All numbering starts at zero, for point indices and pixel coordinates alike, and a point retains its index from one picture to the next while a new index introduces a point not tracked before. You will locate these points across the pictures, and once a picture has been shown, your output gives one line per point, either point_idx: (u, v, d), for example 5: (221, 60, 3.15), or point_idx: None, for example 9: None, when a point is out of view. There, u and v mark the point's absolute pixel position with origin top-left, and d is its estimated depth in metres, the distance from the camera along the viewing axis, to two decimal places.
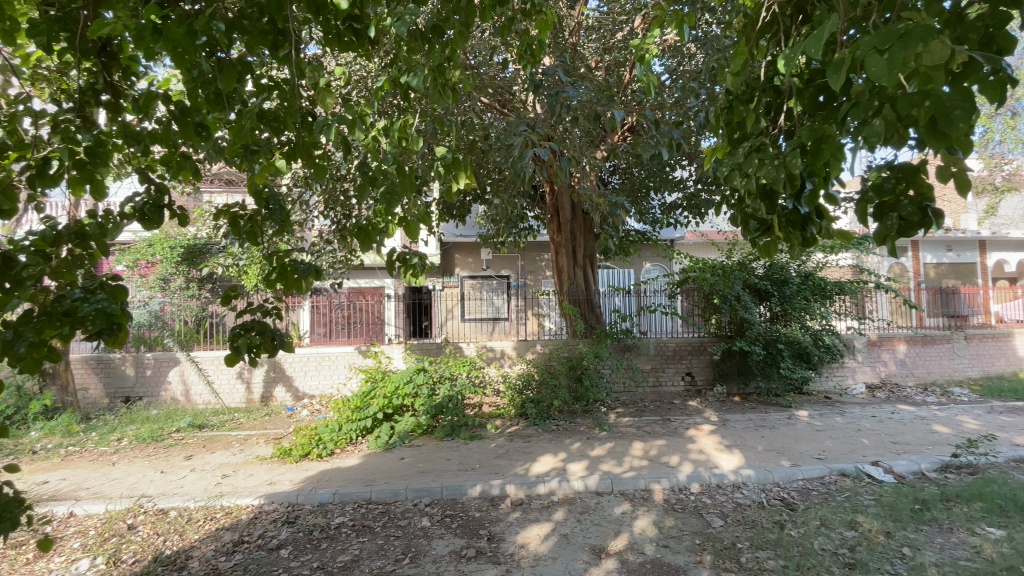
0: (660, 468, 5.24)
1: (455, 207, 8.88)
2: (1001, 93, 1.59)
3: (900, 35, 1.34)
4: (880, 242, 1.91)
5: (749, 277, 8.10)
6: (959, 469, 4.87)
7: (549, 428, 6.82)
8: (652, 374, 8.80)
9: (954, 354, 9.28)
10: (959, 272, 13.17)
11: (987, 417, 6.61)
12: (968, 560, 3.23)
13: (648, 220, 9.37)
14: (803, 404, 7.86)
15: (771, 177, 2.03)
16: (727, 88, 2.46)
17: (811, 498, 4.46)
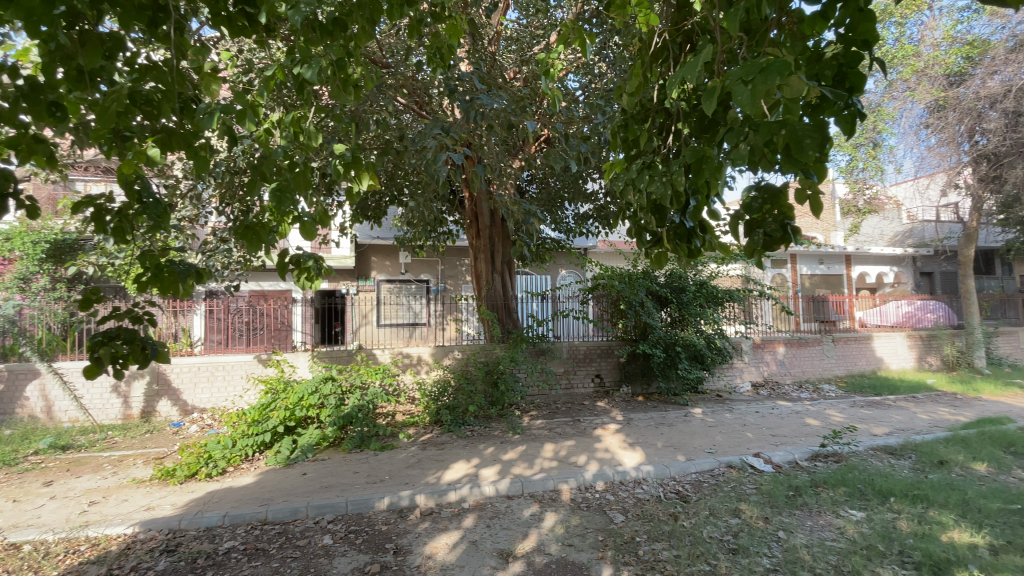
0: (568, 468, 5.40)
1: (369, 209, 8.55)
2: (852, 125, 1.80)
3: (762, 69, 1.47)
4: (749, 255, 2.11)
5: (652, 285, 8.66)
6: (825, 457, 5.51)
7: (464, 434, 6.77)
8: (564, 377, 9.07)
9: (823, 355, 10.52)
10: (830, 282, 14.97)
11: (849, 411, 7.56)
12: (834, 540, 3.62)
13: (562, 229, 9.66)
14: (699, 403, 8.49)
15: (660, 193, 2.18)
16: (624, 107, 2.61)
17: (702, 489, 4.82)
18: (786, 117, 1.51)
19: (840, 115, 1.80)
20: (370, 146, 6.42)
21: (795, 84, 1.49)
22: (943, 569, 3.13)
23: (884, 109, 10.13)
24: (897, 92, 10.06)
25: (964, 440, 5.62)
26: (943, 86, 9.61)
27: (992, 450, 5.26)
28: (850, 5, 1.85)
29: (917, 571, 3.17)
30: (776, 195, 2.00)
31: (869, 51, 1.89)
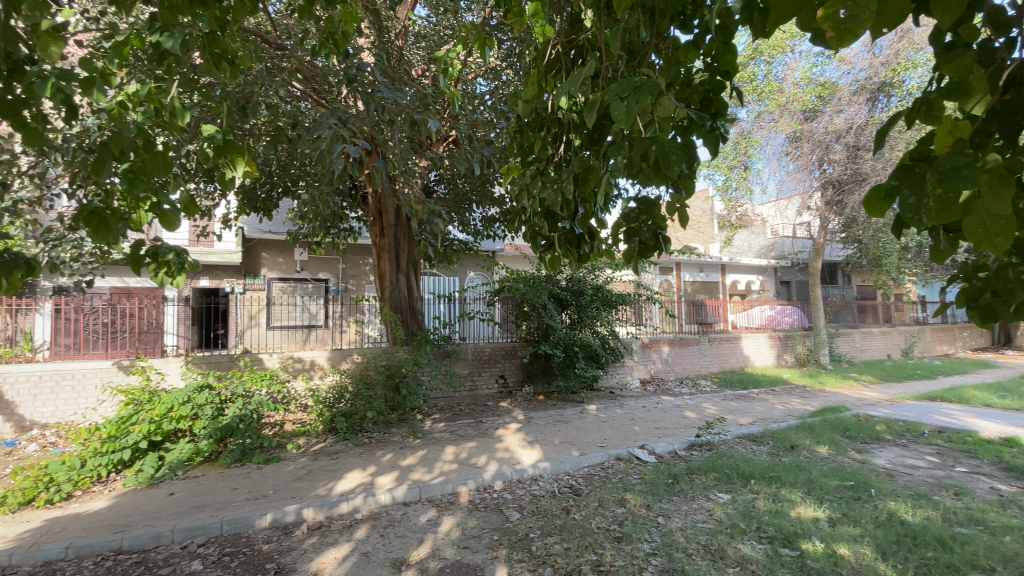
0: (468, 470, 5.39)
1: (258, 201, 7.87)
2: (715, 146, 2.00)
3: (636, 87, 1.56)
4: (627, 262, 2.26)
5: (554, 288, 9.00)
6: (700, 446, 6.08)
7: (360, 442, 6.48)
8: (468, 379, 9.03)
9: (701, 353, 11.63)
10: (708, 289, 16.58)
11: (721, 403, 8.43)
12: (704, 522, 3.98)
13: (470, 232, 9.66)
14: (595, 399, 8.94)
15: (551, 199, 2.25)
16: (520, 113, 2.66)
17: (593, 482, 5.07)
18: (656, 135, 1.62)
19: (707, 136, 1.98)
20: (261, 132, 5.93)
21: (665, 105, 1.61)
22: (790, 540, 3.57)
23: (753, 137, 11.56)
24: (764, 123, 11.48)
25: (809, 427, 6.50)
26: (800, 120, 11.15)
27: (830, 434, 6.15)
28: (715, 39, 2.07)
29: (770, 543, 3.58)
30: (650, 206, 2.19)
31: (730, 82, 2.12)
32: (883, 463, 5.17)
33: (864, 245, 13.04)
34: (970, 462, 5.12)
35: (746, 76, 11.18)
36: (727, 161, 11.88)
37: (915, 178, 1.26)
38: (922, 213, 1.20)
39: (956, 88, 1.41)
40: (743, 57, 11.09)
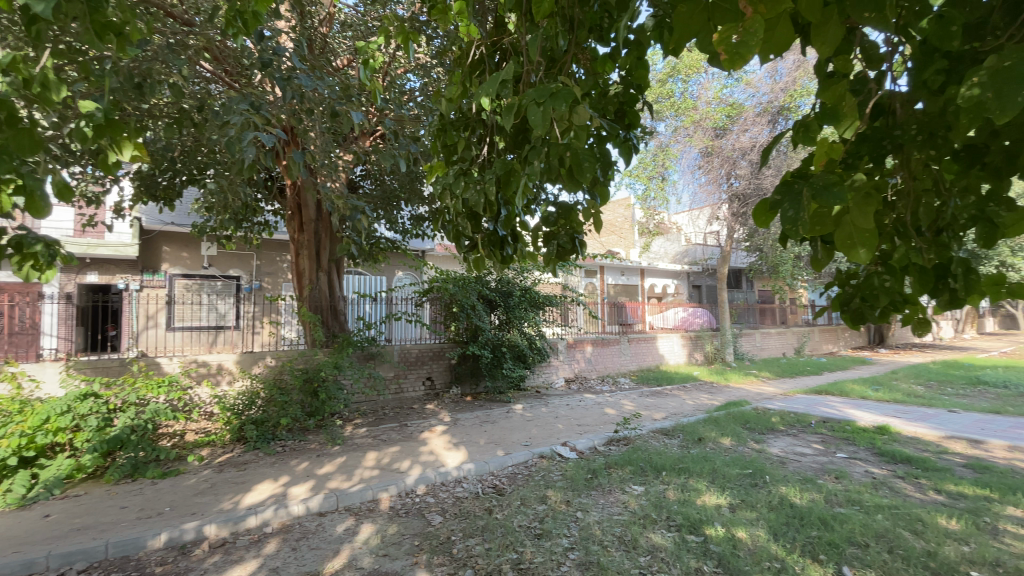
0: (390, 475, 5.24)
1: (157, 189, 7.14)
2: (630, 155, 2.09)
3: (551, 94, 1.60)
4: (546, 265, 2.31)
5: (482, 288, 9.00)
6: (618, 441, 6.35)
7: (273, 451, 6.08)
8: (393, 382, 8.80)
9: (622, 352, 12.18)
10: (629, 291, 17.40)
11: (638, 400, 8.89)
12: (620, 514, 4.16)
13: (398, 230, 9.42)
14: (521, 399, 9.06)
15: (474, 200, 2.25)
16: (443, 111, 2.63)
17: (516, 481, 5.13)
18: (570, 141, 1.66)
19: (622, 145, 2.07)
20: (162, 114, 5.39)
21: (580, 113, 1.66)
22: (695, 527, 3.82)
23: (670, 149, 12.33)
24: (680, 137, 12.27)
25: (716, 420, 7.02)
26: (711, 137, 12.06)
27: (734, 427, 6.67)
28: (629, 54, 2.17)
29: (678, 531, 3.81)
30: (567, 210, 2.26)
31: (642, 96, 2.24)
32: (777, 451, 5.70)
33: (764, 253, 14.34)
34: (848, 448, 5.77)
35: (665, 92, 11.77)
36: (647, 171, 12.50)
37: (794, 193, 1.38)
38: (799, 225, 1.31)
39: (830, 113, 1.58)
40: (663, 74, 11.74)
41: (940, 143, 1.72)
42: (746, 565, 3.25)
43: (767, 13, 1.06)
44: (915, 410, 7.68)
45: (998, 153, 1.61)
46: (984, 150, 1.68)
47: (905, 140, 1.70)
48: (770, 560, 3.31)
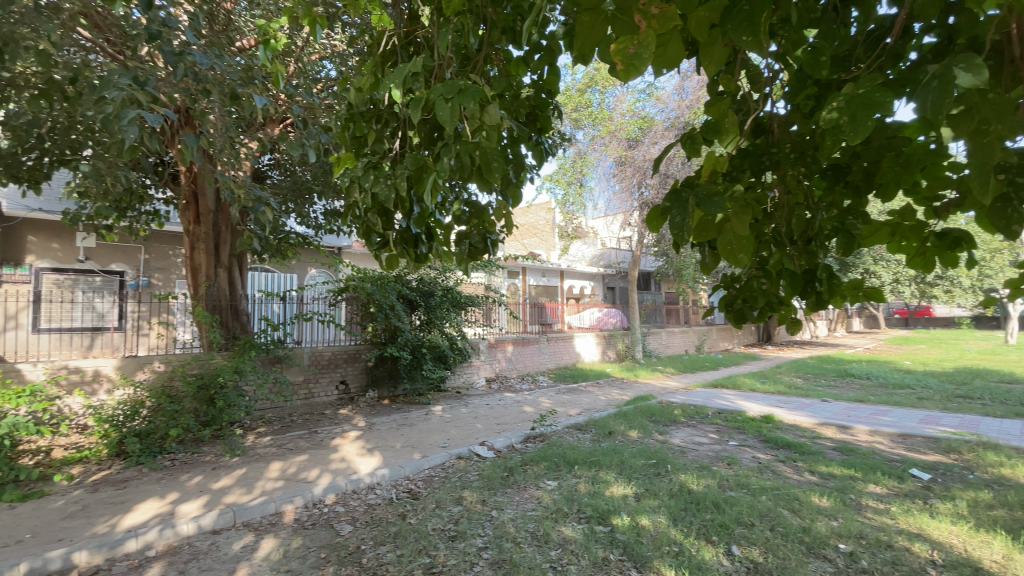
0: (296, 486, 4.93)
1: (19, 170, 6.02)
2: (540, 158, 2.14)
3: (459, 90, 1.58)
4: (459, 264, 2.31)
5: (402, 288, 8.75)
6: (534, 438, 6.48)
7: (160, 466, 5.48)
8: (303, 387, 8.33)
9: (541, 351, 12.46)
10: (549, 292, 17.84)
11: (556, 397, 9.14)
12: (534, 510, 4.23)
13: (310, 225, 8.84)
14: (440, 400, 8.93)
15: (384, 195, 2.17)
16: (352, 101, 2.51)
17: (432, 483, 5.04)
18: (479, 140, 1.66)
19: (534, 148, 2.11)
20: (25, 82, 4.65)
21: (489, 112, 1.66)
22: (604, 517, 3.99)
23: (587, 157, 12.91)
24: (597, 146, 12.87)
25: (625, 414, 7.40)
26: (625, 147, 12.73)
27: (641, 420, 7.08)
28: (543, 59, 2.22)
29: (588, 523, 3.95)
30: (479, 211, 2.30)
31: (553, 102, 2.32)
32: (678, 441, 6.12)
33: (671, 258, 15.39)
34: (739, 436, 6.34)
35: (584, 102, 12.34)
36: (565, 177, 13.16)
37: (682, 200, 1.46)
38: (685, 231, 1.41)
39: (712, 129, 1.73)
40: (582, 84, 12.22)
41: (809, 161, 1.93)
42: (649, 550, 3.45)
43: (659, 28, 1.14)
44: (795, 400, 8.62)
45: (856, 174, 1.84)
46: (843, 170, 1.91)
47: (780, 157, 1.88)
48: (669, 544, 3.53)
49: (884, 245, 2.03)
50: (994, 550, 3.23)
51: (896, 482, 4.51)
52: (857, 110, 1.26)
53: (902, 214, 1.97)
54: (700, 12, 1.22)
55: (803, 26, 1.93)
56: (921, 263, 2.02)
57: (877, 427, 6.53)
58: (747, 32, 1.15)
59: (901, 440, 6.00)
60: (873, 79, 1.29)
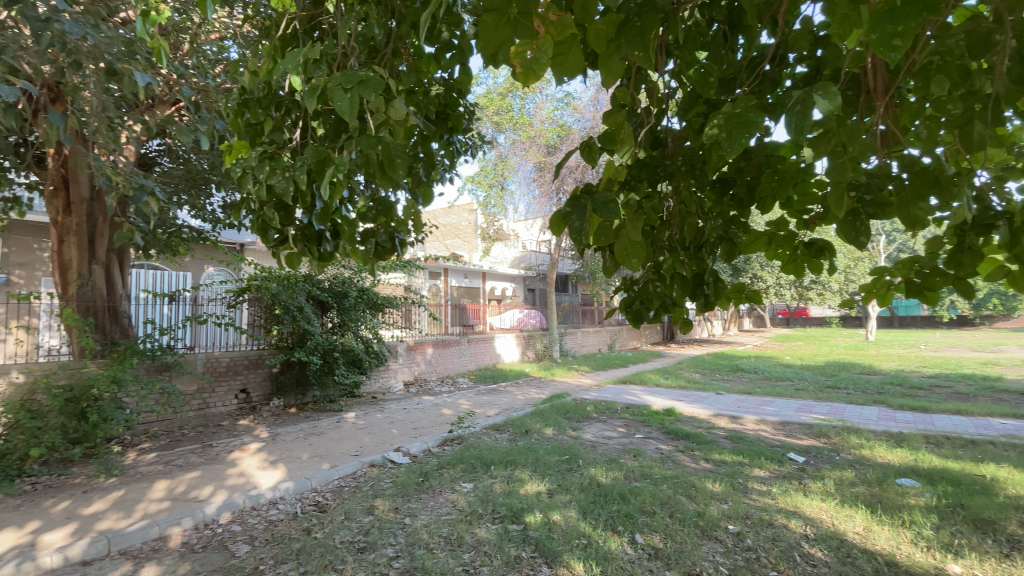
0: (185, 506, 4.46)
1: None
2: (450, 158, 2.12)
3: (360, 81, 1.51)
4: (365, 263, 2.27)
5: (312, 289, 8.23)
6: (451, 440, 6.40)
7: (14, 493, 4.71)
8: (196, 396, 7.60)
9: (461, 352, 12.37)
10: (471, 294, 17.63)
11: (475, 398, 9.11)
12: (448, 514, 4.16)
13: (207, 218, 8.03)
14: (353, 406, 8.53)
15: (282, 188, 2.02)
16: (246, 85, 2.32)
17: (342, 494, 4.79)
18: (382, 135, 1.60)
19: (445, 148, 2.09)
20: None
21: (395, 107, 1.62)
22: (517, 516, 4.03)
23: (508, 161, 13.07)
24: (518, 150, 13.05)
25: (542, 413, 7.56)
26: (543, 154, 13.12)
27: (556, 417, 7.27)
28: (454, 57, 2.22)
29: (501, 522, 3.97)
30: (386, 209, 2.24)
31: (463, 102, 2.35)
32: (590, 437, 6.37)
33: (587, 261, 16.01)
34: (645, 429, 6.73)
35: (505, 106, 12.43)
36: (487, 179, 13.24)
37: (582, 205, 1.51)
38: (584, 235, 1.46)
39: (610, 137, 1.82)
40: (503, 88, 12.32)
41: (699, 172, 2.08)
42: (559, 545, 3.53)
43: (557, 35, 1.19)
44: (695, 394, 9.32)
45: (740, 186, 2.02)
46: (729, 183, 2.10)
47: (673, 169, 2.02)
48: (579, 538, 3.65)
49: (762, 251, 2.24)
50: (853, 521, 3.70)
51: (778, 465, 5.02)
52: (734, 127, 1.38)
53: (777, 224, 2.19)
54: (597, 25, 1.28)
55: (696, 48, 2.09)
56: (793, 268, 2.26)
57: (763, 417, 7.23)
58: (639, 46, 1.22)
59: (782, 427, 6.69)
60: (748, 100, 1.42)
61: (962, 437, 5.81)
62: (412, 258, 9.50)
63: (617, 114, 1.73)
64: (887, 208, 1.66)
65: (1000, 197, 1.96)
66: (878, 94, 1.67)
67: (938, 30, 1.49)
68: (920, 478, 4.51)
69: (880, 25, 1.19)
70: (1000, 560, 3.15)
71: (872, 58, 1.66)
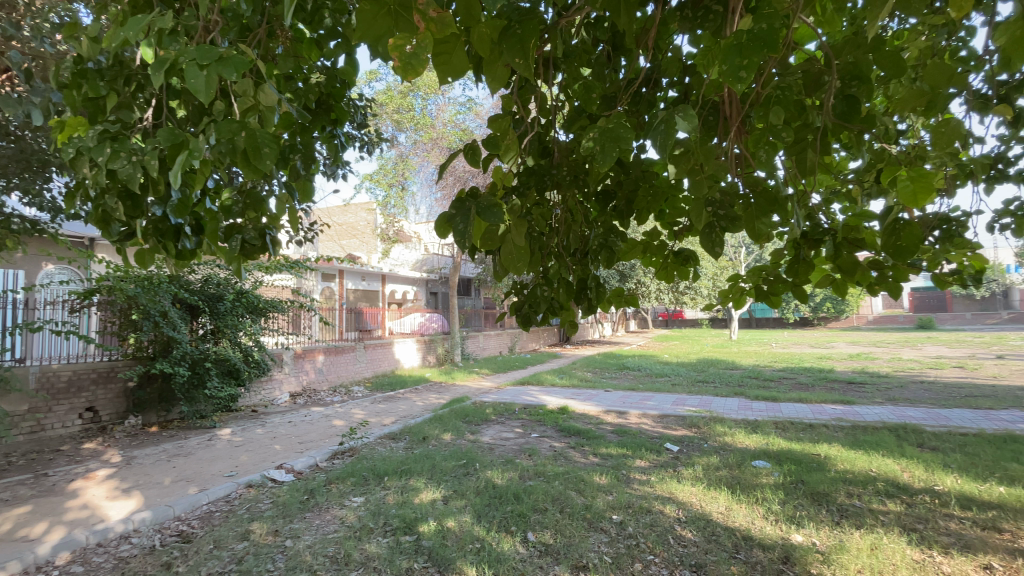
0: (6, 549, 3.69)
1: None
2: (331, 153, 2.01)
3: (219, 58, 1.37)
4: (230, 262, 2.06)
5: (179, 291, 7.29)
6: (342, 453, 6.03)
7: None
8: (25, 418, 6.33)
9: (355, 359, 11.77)
10: (368, 297, 16.90)
11: (369, 407, 8.72)
12: (335, 531, 3.90)
13: (45, 207, 6.74)
14: (230, 421, 7.69)
15: (127, 174, 1.75)
16: (84, 54, 1.99)
17: (211, 521, 4.27)
18: (247, 120, 1.46)
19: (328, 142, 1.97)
20: None
21: (264, 92, 1.50)
22: (410, 526, 3.90)
23: (409, 161, 12.78)
24: (419, 151, 12.82)
25: (440, 418, 7.44)
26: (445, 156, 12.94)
27: (454, 422, 7.20)
28: (339, 47, 2.11)
29: (393, 535, 3.81)
30: (257, 202, 2.05)
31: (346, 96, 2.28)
32: (487, 439, 6.40)
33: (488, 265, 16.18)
34: (540, 429, 6.94)
35: (406, 104, 12.21)
36: (386, 178, 12.84)
37: (466, 208, 1.50)
38: (466, 237, 1.45)
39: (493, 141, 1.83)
40: (403, 87, 12.11)
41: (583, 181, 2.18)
42: (452, 552, 3.49)
43: (437, 33, 1.17)
44: (586, 393, 9.81)
45: (620, 198, 2.16)
46: (611, 195, 2.23)
47: (559, 178, 2.10)
48: (472, 542, 3.63)
49: (639, 259, 2.42)
50: (717, 502, 4.12)
51: (656, 455, 5.46)
52: (608, 141, 1.46)
53: (651, 234, 2.38)
54: (481, 28, 1.27)
55: (581, 65, 2.20)
56: (665, 275, 2.46)
57: (646, 411, 7.82)
58: (519, 54, 1.24)
59: (661, 420, 7.29)
60: (620, 117, 1.51)
61: (802, 422, 6.78)
62: (302, 259, 8.87)
63: (502, 119, 1.75)
64: (739, 221, 1.87)
65: (826, 216, 2.30)
66: (733, 121, 1.87)
67: (779, 66, 1.71)
68: (770, 459, 5.17)
69: (730, 57, 1.33)
70: (830, 526, 3.70)
71: (728, 89, 1.86)
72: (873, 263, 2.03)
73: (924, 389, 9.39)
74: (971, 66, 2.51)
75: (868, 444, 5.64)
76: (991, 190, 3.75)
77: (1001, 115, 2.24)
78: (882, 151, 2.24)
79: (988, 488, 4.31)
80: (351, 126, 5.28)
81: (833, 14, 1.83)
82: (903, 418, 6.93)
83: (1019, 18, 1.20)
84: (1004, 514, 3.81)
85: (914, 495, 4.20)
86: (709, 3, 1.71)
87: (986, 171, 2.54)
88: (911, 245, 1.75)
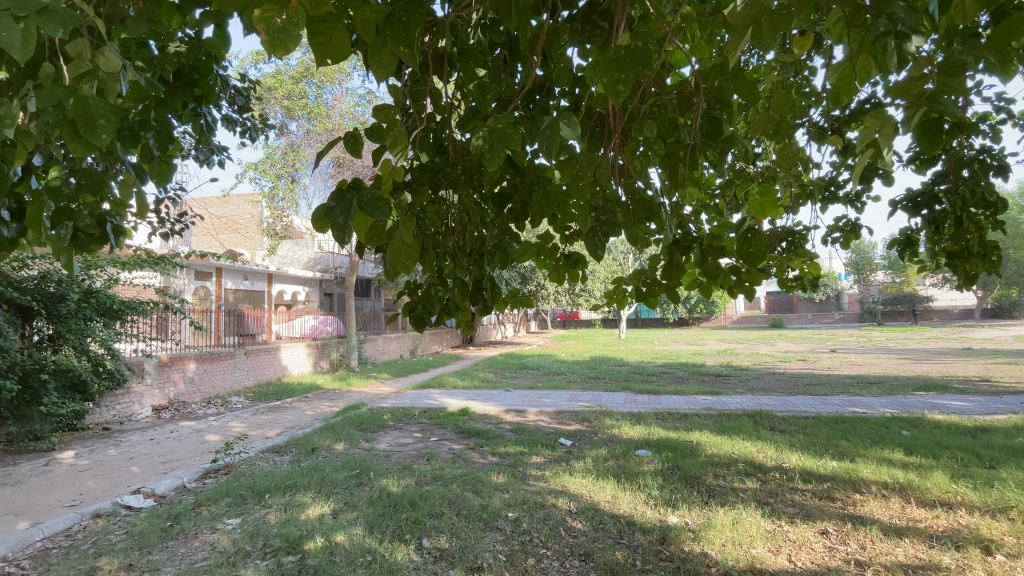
0: None
1: None
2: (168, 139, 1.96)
3: (41, 10, 1.15)
4: (58, 252, 1.75)
5: (7, 289, 6.00)
6: (215, 472, 5.41)
7: None
8: None
9: (234, 367, 10.66)
10: (251, 298, 15.32)
11: (251, 419, 7.97)
12: (204, 559, 3.48)
13: None
14: (73, 441, 6.56)
15: None
16: None
17: (46, 560, 3.59)
18: (78, 87, 1.26)
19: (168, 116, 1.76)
20: None
21: (104, 55, 1.33)
22: (294, 545, 3.59)
23: (301, 151, 12.00)
24: (312, 141, 12.06)
25: (331, 427, 7.01)
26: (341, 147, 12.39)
27: (348, 430, 6.81)
28: (206, 22, 1.94)
29: (273, 557, 3.49)
30: (94, 183, 1.77)
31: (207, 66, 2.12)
32: (383, 446, 6.16)
33: None
34: (438, 432, 6.83)
35: (298, 91, 11.31)
36: (274, 169, 11.85)
37: (347, 201, 1.42)
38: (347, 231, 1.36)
39: (378, 133, 1.75)
40: (296, 72, 11.28)
41: (478, 183, 2.15)
42: (341, 567, 3.28)
43: (311, 9, 1.08)
44: (486, 393, 9.90)
45: (515, 202, 2.20)
46: (506, 198, 2.26)
47: (453, 177, 2.06)
48: (363, 555, 3.45)
49: (533, 261, 2.45)
50: (605, 491, 4.36)
51: (550, 450, 5.66)
52: (497, 140, 1.47)
53: (544, 238, 2.44)
54: (364, 12, 1.18)
55: (477, 65, 2.19)
56: (556, 277, 2.55)
57: (542, 408, 8.08)
58: (404, 42, 1.18)
59: (557, 416, 7.59)
60: (509, 118, 1.52)
61: (679, 412, 7.48)
62: (169, 255, 7.87)
63: (388, 110, 1.68)
64: (618, 226, 1.97)
65: (695, 225, 2.55)
66: (616, 133, 1.99)
67: (656, 84, 1.85)
68: (651, 447, 5.62)
69: (609, 71, 1.40)
70: (699, 506, 4.10)
71: (611, 103, 2.01)
72: (732, 268, 2.25)
73: (776, 380, 10.84)
74: (812, 100, 2.94)
75: (731, 429, 6.35)
76: (825, 208, 4.41)
77: (833, 144, 2.60)
78: (741, 170, 2.52)
79: (822, 462, 5.08)
80: (229, 108, 4.77)
81: (704, 43, 2.02)
82: (759, 405, 7.93)
83: (845, 61, 1.40)
84: (834, 484, 4.50)
85: (768, 472, 4.81)
86: (597, 19, 1.82)
87: (821, 192, 2.95)
88: (760, 251, 1.99)
